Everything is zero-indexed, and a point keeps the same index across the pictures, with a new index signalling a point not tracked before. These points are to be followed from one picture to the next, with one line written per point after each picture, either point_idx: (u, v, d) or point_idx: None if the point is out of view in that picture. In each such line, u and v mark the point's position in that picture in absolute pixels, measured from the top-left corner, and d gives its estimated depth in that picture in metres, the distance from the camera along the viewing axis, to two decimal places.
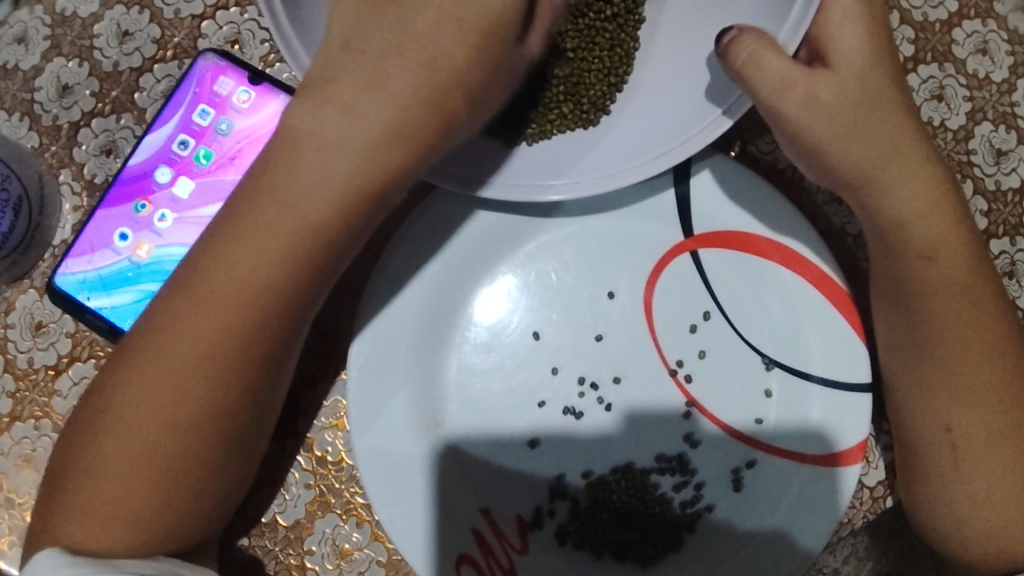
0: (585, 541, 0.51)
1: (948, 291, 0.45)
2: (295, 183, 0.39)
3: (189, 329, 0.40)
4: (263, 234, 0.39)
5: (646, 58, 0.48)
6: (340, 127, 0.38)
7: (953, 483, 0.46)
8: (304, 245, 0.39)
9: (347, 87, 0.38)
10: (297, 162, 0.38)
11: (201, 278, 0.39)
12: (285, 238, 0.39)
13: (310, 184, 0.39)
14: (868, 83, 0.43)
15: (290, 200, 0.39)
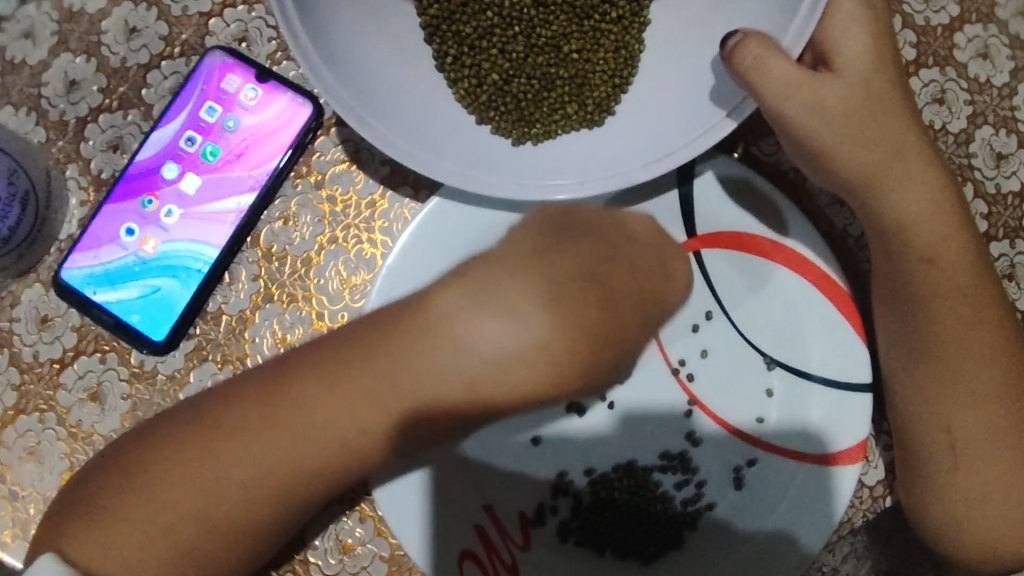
0: (587, 538, 0.52)
1: (948, 293, 0.46)
2: (479, 343, 0.43)
3: (268, 404, 0.43)
4: (443, 370, 0.43)
5: (651, 60, 0.48)
6: (525, 315, 0.43)
7: (952, 484, 0.47)
8: (468, 387, 0.44)
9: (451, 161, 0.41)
10: (503, 315, 0.43)
11: None
12: (449, 372, 0.43)
13: (475, 346, 0.43)
14: (872, 88, 0.44)
15: (468, 346, 0.43)
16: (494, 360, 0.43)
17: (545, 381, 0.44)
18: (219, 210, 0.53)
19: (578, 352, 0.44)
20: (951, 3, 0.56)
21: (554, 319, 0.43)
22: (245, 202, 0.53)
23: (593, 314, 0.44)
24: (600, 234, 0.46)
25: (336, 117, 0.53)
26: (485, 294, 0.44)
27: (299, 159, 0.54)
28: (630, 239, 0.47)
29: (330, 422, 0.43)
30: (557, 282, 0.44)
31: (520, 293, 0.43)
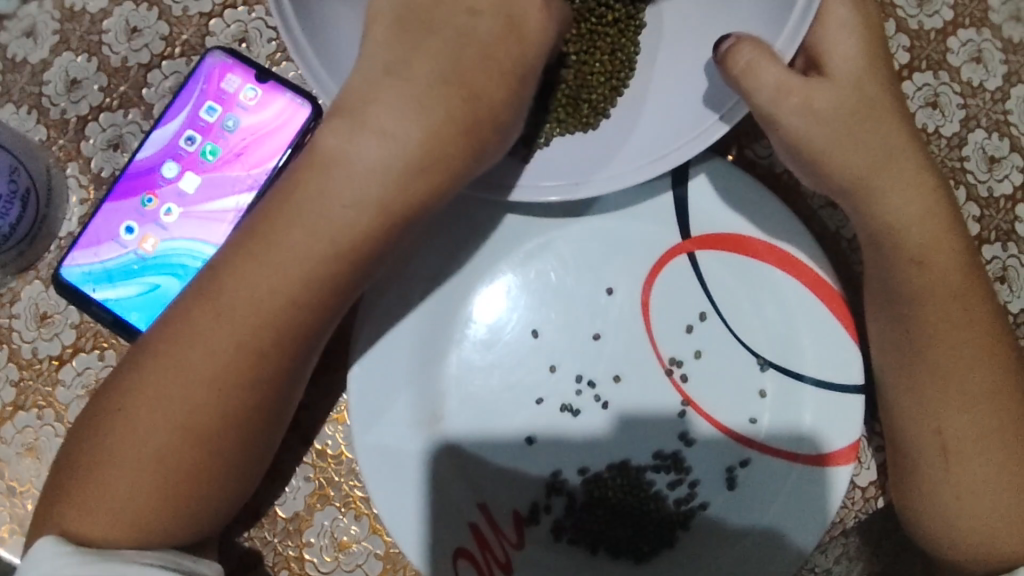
0: (580, 537, 0.52)
1: (939, 296, 0.46)
2: (350, 157, 0.40)
3: (201, 316, 0.41)
4: (324, 211, 0.40)
5: (646, 63, 0.49)
6: (388, 122, 0.40)
7: (942, 484, 0.47)
8: (358, 204, 0.40)
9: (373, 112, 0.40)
10: (365, 123, 0.40)
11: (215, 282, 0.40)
12: (330, 211, 0.40)
13: (353, 177, 0.40)
14: (864, 91, 0.44)
15: (351, 161, 0.40)
16: (379, 171, 0.40)
17: (430, 160, 0.40)
18: (218, 209, 0.54)
19: (449, 141, 0.40)
20: (944, 8, 0.56)
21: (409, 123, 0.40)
22: (243, 203, 0.53)
23: (466, 96, 0.41)
24: (436, 11, 0.42)
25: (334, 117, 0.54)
26: (353, 126, 0.40)
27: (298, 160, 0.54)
28: (471, 12, 0.42)
29: (257, 294, 0.40)
30: (422, 82, 0.40)
31: (396, 104, 0.40)
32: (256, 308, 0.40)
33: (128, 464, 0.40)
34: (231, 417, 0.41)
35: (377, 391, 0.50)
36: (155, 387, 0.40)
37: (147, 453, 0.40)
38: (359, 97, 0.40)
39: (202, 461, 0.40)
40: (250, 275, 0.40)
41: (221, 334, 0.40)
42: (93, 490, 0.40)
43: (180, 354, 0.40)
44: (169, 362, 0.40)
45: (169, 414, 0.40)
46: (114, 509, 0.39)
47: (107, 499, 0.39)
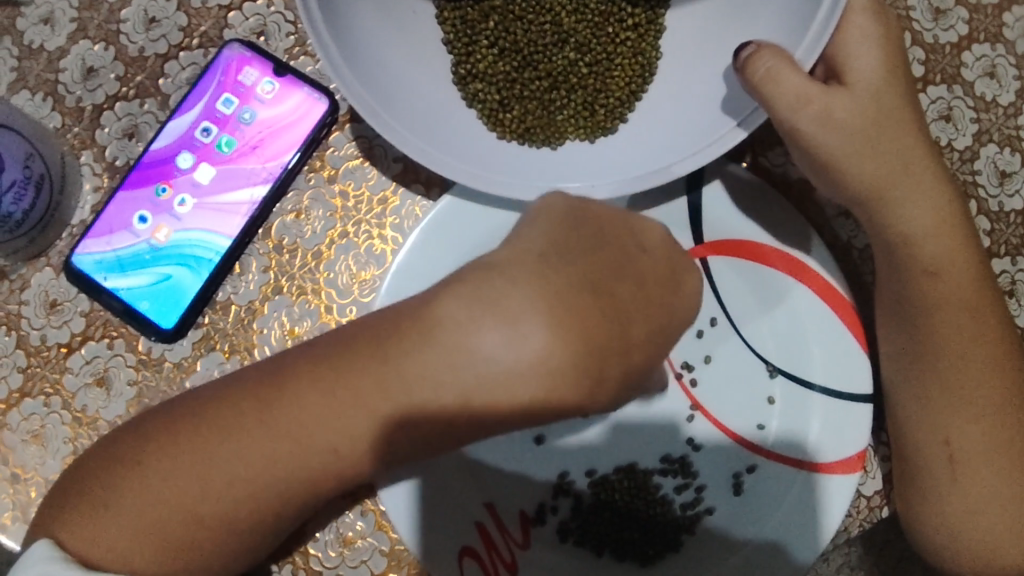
0: (586, 538, 0.51)
1: (950, 307, 0.47)
2: (470, 348, 0.36)
3: (252, 413, 0.38)
4: (415, 376, 0.36)
5: (666, 67, 0.49)
6: (515, 325, 0.36)
7: (946, 495, 0.47)
8: (477, 378, 0.36)
9: (514, 299, 0.36)
10: (492, 299, 0.36)
11: (289, 402, 0.37)
12: (450, 372, 0.36)
13: (459, 356, 0.36)
14: (884, 101, 0.44)
15: (472, 349, 0.36)
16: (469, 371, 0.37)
17: (558, 390, 0.36)
18: (231, 201, 0.53)
19: (592, 349, 0.36)
20: (959, 22, 0.57)
21: (560, 300, 0.36)
22: (257, 195, 0.53)
23: (607, 321, 0.36)
24: (605, 224, 0.40)
25: (352, 113, 0.54)
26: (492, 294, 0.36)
27: (313, 153, 0.54)
28: (631, 244, 0.39)
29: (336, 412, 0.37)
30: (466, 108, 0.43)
31: (526, 295, 0.36)
32: (330, 441, 0.37)
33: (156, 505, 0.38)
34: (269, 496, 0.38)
35: None
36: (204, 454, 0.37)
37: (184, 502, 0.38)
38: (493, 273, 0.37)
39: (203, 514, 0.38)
40: (317, 414, 0.37)
41: (278, 428, 0.37)
42: (110, 515, 0.38)
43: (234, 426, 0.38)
44: (223, 424, 0.38)
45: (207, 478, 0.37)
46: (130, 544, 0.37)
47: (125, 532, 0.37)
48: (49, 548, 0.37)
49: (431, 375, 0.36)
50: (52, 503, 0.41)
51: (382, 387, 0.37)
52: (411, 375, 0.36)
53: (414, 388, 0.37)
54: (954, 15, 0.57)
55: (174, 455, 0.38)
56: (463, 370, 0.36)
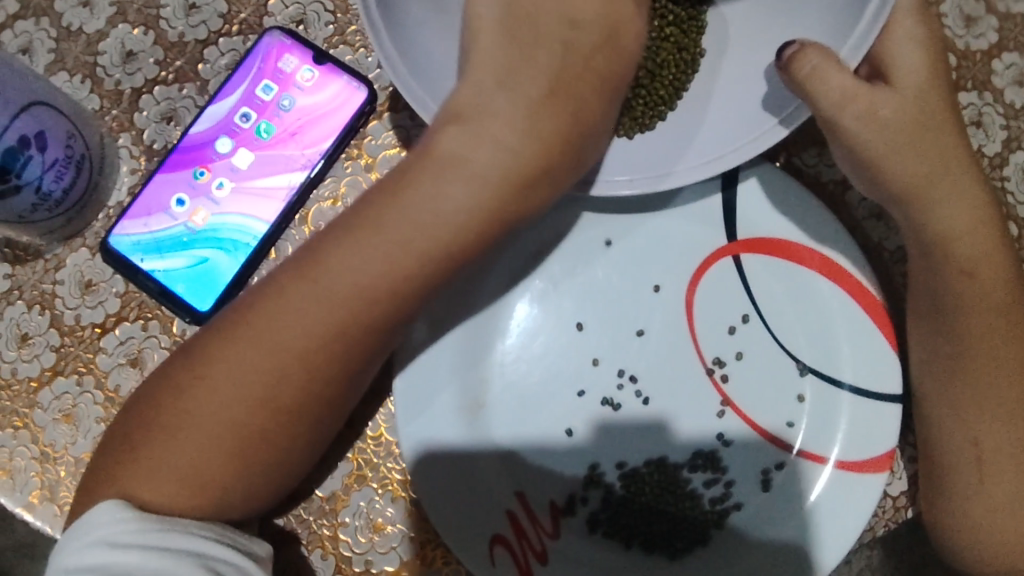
0: (615, 530, 0.52)
1: (984, 309, 0.47)
2: (465, 161, 0.43)
3: (292, 287, 0.41)
4: (427, 210, 0.42)
5: (707, 64, 0.49)
6: (502, 136, 0.43)
7: (976, 496, 0.48)
8: (485, 201, 0.43)
9: (497, 125, 0.43)
10: (467, 142, 0.43)
11: (325, 265, 0.41)
12: (441, 213, 0.42)
13: (461, 180, 0.42)
14: (925, 102, 0.45)
15: (466, 162, 0.43)
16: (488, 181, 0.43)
17: (560, 140, 0.43)
18: (270, 186, 0.54)
19: (564, 138, 0.43)
20: (990, 30, 0.58)
21: (523, 116, 0.43)
22: (295, 180, 0.53)
23: (573, 113, 0.44)
24: (540, 16, 0.44)
25: (390, 102, 0.54)
26: (471, 127, 0.43)
27: (350, 141, 0.54)
28: (571, 23, 0.44)
29: (357, 260, 0.41)
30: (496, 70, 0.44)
31: (508, 112, 0.43)
32: (355, 290, 0.41)
33: (210, 425, 0.40)
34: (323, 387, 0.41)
35: (423, 369, 0.51)
36: (246, 352, 0.40)
37: (235, 414, 0.40)
38: (468, 105, 0.43)
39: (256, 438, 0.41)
40: (349, 263, 0.41)
41: (322, 290, 0.41)
42: (168, 449, 0.40)
43: (272, 314, 0.41)
44: (262, 325, 0.41)
45: (252, 382, 0.40)
46: (188, 470, 0.40)
47: (184, 460, 0.40)
48: (120, 507, 0.38)
49: (448, 210, 0.42)
50: (99, 473, 0.41)
51: (400, 231, 0.42)
52: (423, 211, 0.42)
53: (427, 221, 0.42)
54: (985, 23, 0.58)
55: (220, 375, 0.40)
56: (480, 189, 0.42)
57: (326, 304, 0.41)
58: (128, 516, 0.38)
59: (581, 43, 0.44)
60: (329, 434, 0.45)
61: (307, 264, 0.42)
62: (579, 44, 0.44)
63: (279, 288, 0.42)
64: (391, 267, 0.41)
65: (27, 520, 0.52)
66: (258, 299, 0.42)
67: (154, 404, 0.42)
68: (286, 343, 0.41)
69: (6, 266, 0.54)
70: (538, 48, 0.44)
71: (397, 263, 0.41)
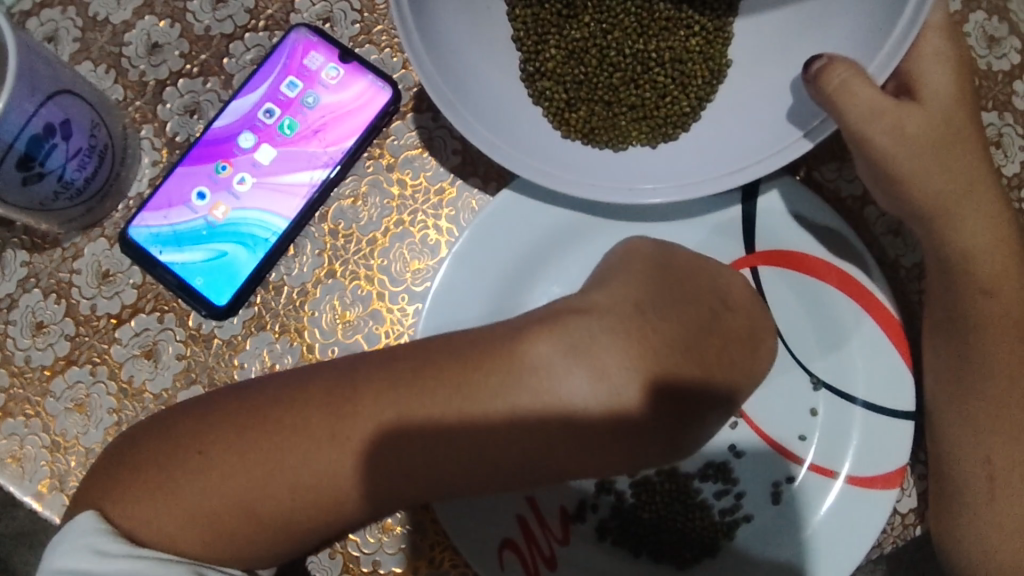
0: (624, 539, 0.52)
1: (1002, 328, 0.47)
2: (548, 377, 0.41)
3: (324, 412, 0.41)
4: (503, 415, 0.41)
5: (732, 79, 0.50)
6: (603, 365, 0.41)
7: (988, 513, 0.48)
8: (555, 421, 0.41)
9: (601, 351, 0.42)
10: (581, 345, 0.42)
11: (374, 411, 0.41)
12: (515, 415, 0.41)
13: (535, 390, 0.41)
14: (953, 119, 0.45)
15: (549, 382, 0.41)
16: (552, 412, 0.41)
17: (654, 396, 0.42)
18: (292, 182, 0.54)
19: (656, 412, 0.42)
20: (1013, 52, 0.58)
21: (651, 338, 0.42)
22: (317, 178, 0.54)
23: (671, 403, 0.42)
24: (695, 281, 0.46)
25: (414, 103, 0.54)
26: (581, 335, 0.42)
27: (373, 140, 0.54)
28: (717, 287, 0.46)
29: (455, 423, 0.41)
30: (642, 291, 0.44)
31: (621, 343, 0.42)
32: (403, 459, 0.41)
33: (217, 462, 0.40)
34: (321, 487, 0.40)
35: None
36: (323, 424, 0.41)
37: (266, 441, 0.40)
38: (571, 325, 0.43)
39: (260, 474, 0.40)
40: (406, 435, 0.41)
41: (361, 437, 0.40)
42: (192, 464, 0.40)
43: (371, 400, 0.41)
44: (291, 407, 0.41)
45: (261, 447, 0.40)
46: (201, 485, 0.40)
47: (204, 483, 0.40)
48: (97, 520, 0.39)
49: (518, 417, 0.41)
50: (116, 470, 0.42)
51: (463, 434, 0.41)
52: (494, 410, 0.41)
53: (496, 420, 0.41)
54: (1007, 44, 0.58)
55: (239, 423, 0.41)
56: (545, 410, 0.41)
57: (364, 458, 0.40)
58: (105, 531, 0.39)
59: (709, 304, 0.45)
60: None
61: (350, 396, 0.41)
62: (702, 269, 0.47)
63: (396, 385, 0.42)
64: (461, 453, 0.41)
65: (36, 508, 0.52)
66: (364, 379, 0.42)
67: None
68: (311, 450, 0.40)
69: (24, 253, 0.54)
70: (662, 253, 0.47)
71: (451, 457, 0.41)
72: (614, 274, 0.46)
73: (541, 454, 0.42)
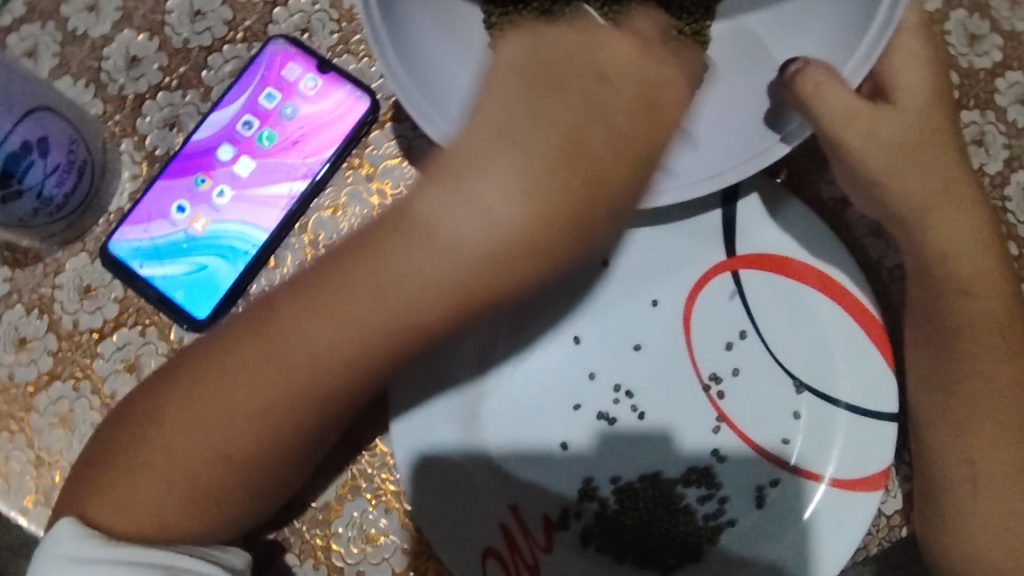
0: (608, 546, 0.52)
1: (982, 329, 0.47)
2: (436, 233, 0.34)
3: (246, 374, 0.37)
4: (398, 284, 0.35)
5: (710, 83, 0.50)
6: (496, 185, 0.34)
7: (971, 516, 0.47)
8: (472, 287, 0.35)
9: (489, 179, 0.34)
10: (462, 190, 0.34)
11: (276, 337, 0.37)
12: (418, 283, 0.35)
13: (433, 253, 0.34)
14: (928, 121, 0.45)
15: (438, 232, 0.34)
16: (462, 253, 0.34)
17: (570, 222, 0.34)
18: (271, 194, 0.54)
19: (588, 188, 0.34)
20: (994, 49, 0.58)
21: (544, 172, 0.34)
22: (296, 189, 0.54)
23: (586, 174, 0.34)
24: (570, 68, 0.36)
25: (393, 112, 0.54)
26: (466, 177, 0.34)
27: (352, 151, 0.54)
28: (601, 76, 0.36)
29: (347, 306, 0.36)
30: (531, 122, 0.34)
31: (508, 166, 0.34)
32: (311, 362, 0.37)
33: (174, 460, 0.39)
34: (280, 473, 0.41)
35: (419, 380, 0.51)
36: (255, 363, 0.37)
37: (217, 436, 0.38)
38: (453, 161, 0.34)
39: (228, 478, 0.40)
40: (305, 334, 0.36)
41: (277, 367, 0.37)
42: (156, 452, 0.39)
43: (294, 324, 0.37)
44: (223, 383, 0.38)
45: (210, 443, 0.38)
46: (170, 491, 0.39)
47: (171, 465, 0.39)
48: (75, 526, 0.38)
49: (422, 288, 0.35)
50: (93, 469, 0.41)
51: (360, 313, 0.35)
52: (383, 287, 0.35)
53: (389, 294, 0.35)
54: (988, 41, 0.58)
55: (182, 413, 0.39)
56: (457, 271, 0.34)
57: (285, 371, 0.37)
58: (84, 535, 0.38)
59: (614, 103, 0.35)
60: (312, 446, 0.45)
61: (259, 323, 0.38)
62: (603, 99, 0.35)
63: (283, 305, 0.37)
64: (393, 328, 0.36)
65: (22, 522, 0.53)
66: (279, 310, 0.37)
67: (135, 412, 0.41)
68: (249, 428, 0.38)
69: (6, 269, 0.54)
70: (559, 87, 0.35)
71: (357, 343, 0.36)
72: (484, 116, 0.35)
73: (473, 308, 0.36)
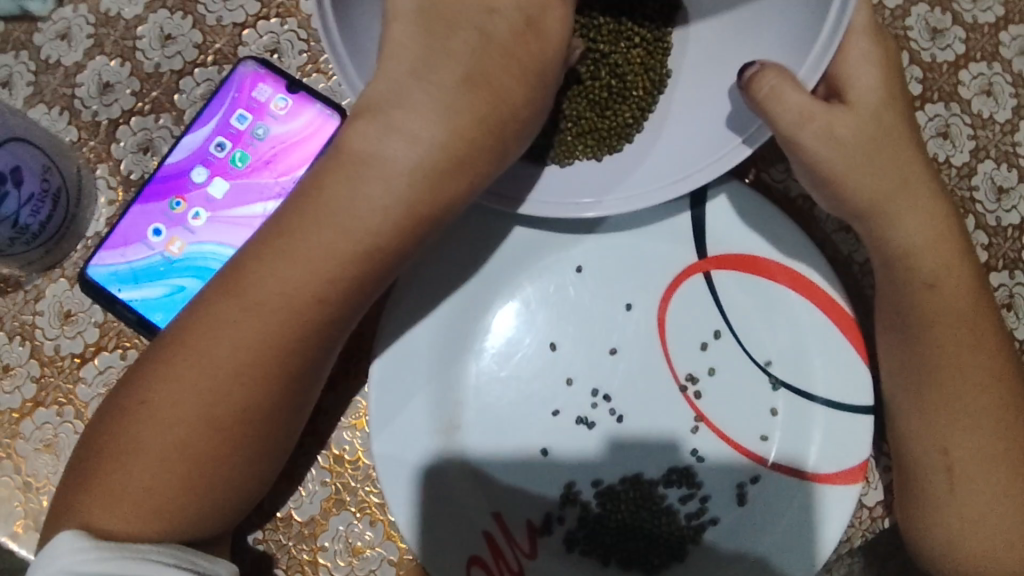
0: (592, 548, 0.53)
1: (948, 320, 0.48)
2: (377, 161, 0.41)
3: (222, 329, 0.41)
4: (354, 207, 0.41)
5: (673, 89, 0.51)
6: (417, 125, 0.41)
7: (949, 506, 0.48)
8: (422, 201, 0.41)
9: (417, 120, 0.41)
10: (394, 125, 0.41)
11: (249, 289, 0.41)
12: (370, 205, 0.41)
13: (380, 177, 0.41)
14: (883, 119, 0.46)
15: (382, 160, 0.41)
16: (405, 172, 0.41)
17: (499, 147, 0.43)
18: (246, 214, 0.54)
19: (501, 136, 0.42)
20: (956, 42, 0.58)
21: (460, 103, 0.41)
22: (270, 209, 0.54)
23: (506, 108, 0.42)
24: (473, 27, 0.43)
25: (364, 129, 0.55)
26: (396, 116, 0.41)
27: None
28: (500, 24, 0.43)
29: (309, 239, 0.41)
30: (451, 88, 0.41)
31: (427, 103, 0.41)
32: (282, 297, 0.41)
33: (159, 448, 0.41)
34: (266, 444, 0.43)
35: (399, 391, 0.51)
36: (239, 314, 0.41)
37: (200, 414, 0.41)
38: (382, 100, 0.41)
39: (215, 469, 0.41)
40: (277, 274, 0.41)
41: (252, 315, 0.41)
42: (145, 434, 0.41)
43: (263, 271, 0.41)
44: (199, 353, 0.41)
45: (193, 422, 0.41)
46: (158, 487, 0.40)
47: (156, 446, 0.41)
48: (79, 536, 0.38)
49: (375, 210, 0.41)
50: (82, 471, 0.42)
51: (323, 241, 0.41)
52: (341, 213, 0.41)
53: (349, 221, 0.41)
54: (951, 34, 0.58)
55: (161, 398, 0.41)
56: (399, 184, 0.41)
57: (257, 314, 0.41)
58: (87, 546, 0.38)
59: (504, 42, 0.42)
60: (286, 450, 0.46)
61: (233, 282, 0.42)
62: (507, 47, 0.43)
63: (248, 259, 0.42)
64: (355, 245, 0.41)
65: (11, 548, 0.53)
66: (252, 259, 0.42)
67: (113, 428, 0.42)
68: (230, 393, 0.41)
69: None
70: (459, 43, 0.42)
71: (321, 265, 0.41)
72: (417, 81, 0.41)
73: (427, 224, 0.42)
